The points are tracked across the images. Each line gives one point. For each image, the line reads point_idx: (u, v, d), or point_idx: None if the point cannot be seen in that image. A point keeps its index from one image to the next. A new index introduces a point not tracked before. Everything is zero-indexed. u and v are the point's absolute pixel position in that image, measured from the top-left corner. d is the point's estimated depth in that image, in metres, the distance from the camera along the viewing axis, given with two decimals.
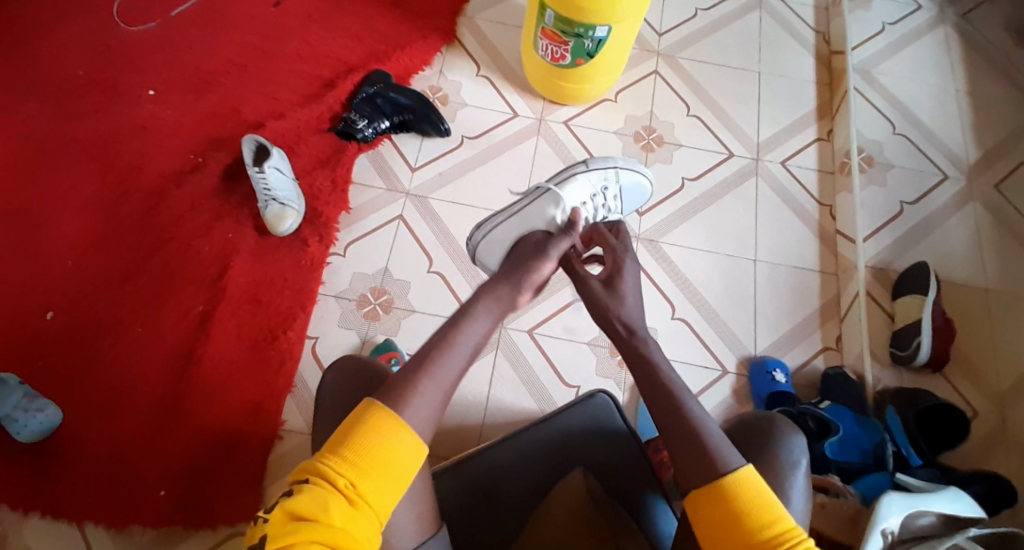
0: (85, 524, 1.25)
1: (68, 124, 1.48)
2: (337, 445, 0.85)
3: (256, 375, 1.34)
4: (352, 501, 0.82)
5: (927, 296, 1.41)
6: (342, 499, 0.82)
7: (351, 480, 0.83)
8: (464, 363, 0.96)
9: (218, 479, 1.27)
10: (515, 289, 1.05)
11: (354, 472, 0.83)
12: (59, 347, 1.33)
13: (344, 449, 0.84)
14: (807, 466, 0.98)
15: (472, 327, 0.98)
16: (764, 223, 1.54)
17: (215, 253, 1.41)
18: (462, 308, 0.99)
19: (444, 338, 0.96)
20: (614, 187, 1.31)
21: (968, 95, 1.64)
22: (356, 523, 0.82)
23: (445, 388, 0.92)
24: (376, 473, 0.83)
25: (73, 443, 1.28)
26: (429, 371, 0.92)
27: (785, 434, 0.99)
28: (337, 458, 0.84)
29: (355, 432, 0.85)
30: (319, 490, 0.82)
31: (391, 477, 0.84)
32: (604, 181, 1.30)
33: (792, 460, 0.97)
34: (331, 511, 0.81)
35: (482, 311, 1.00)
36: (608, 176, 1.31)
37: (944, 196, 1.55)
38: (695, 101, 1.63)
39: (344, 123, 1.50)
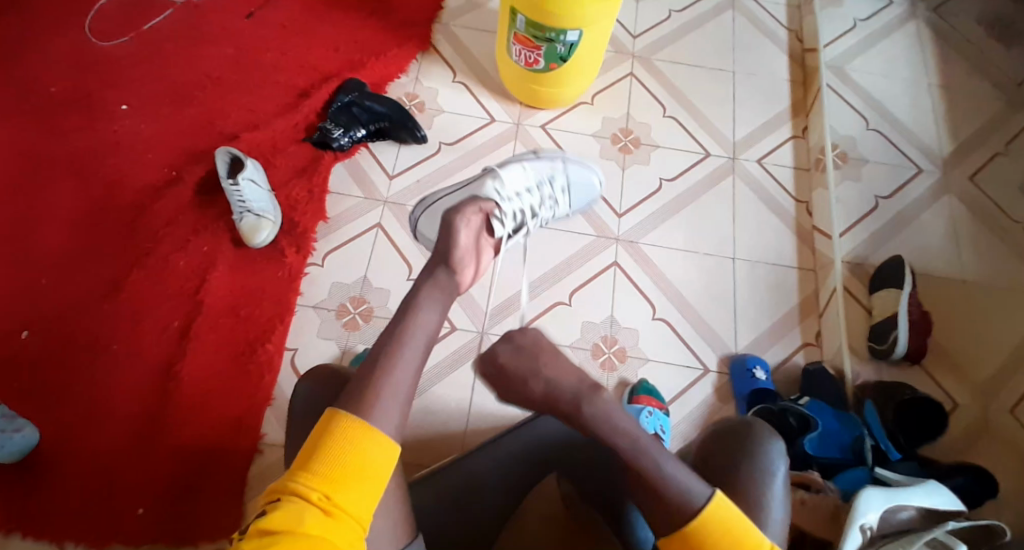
0: (65, 544, 1.23)
1: (42, 141, 1.47)
2: (306, 461, 0.84)
3: (235, 388, 1.33)
4: (329, 512, 0.82)
5: (903, 290, 1.42)
6: (318, 511, 0.81)
7: (326, 494, 0.82)
8: (419, 363, 0.94)
9: (199, 495, 1.26)
10: (453, 273, 1.03)
11: (327, 484, 0.83)
12: (37, 365, 1.32)
13: (315, 464, 0.84)
14: (784, 472, 0.98)
15: (421, 322, 0.96)
16: (742, 221, 1.55)
17: (193, 266, 1.40)
18: (407, 303, 0.98)
19: (396, 336, 0.95)
20: (561, 178, 1.38)
21: (942, 88, 1.65)
22: (337, 532, 0.81)
23: (403, 394, 0.91)
24: (350, 483, 0.83)
25: (52, 463, 1.27)
26: (387, 373, 0.91)
27: (765, 441, 0.99)
28: (308, 473, 0.83)
29: (326, 445, 0.85)
30: (295, 504, 0.81)
31: (366, 483, 0.84)
32: (551, 172, 1.37)
33: (770, 466, 0.97)
34: (309, 523, 0.80)
35: (425, 301, 0.98)
36: (556, 168, 1.38)
37: (919, 190, 1.57)
38: (670, 101, 1.63)
39: (320, 133, 1.49)
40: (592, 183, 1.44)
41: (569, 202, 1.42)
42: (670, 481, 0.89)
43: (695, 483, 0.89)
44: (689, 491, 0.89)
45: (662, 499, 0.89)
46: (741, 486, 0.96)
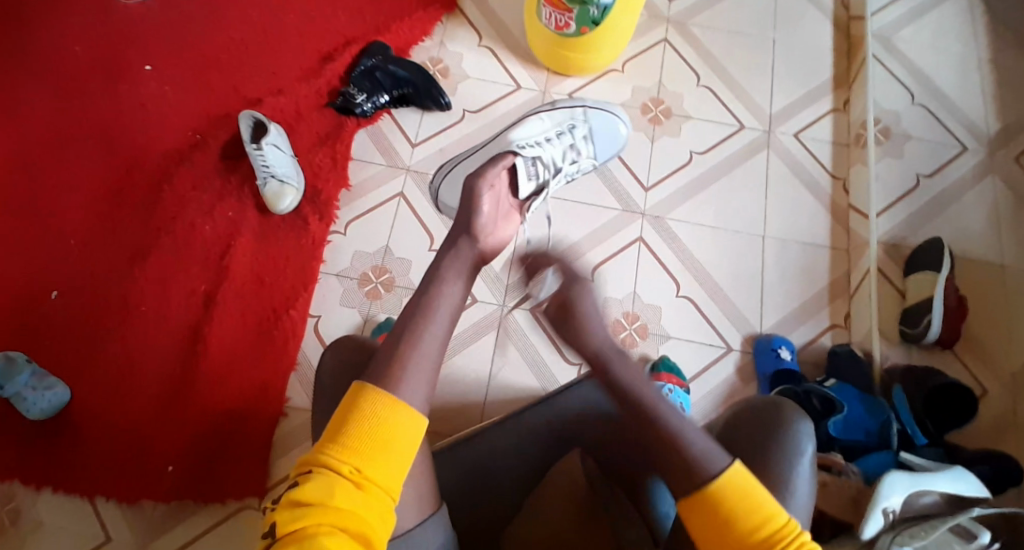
0: (96, 499, 1.27)
1: (69, 102, 1.47)
2: (336, 434, 0.84)
3: (260, 353, 1.35)
4: (360, 485, 0.82)
5: (939, 274, 1.37)
6: (349, 483, 0.81)
7: (357, 466, 0.82)
8: (445, 332, 0.94)
9: (225, 456, 1.29)
10: (476, 240, 1.03)
11: (356, 457, 0.83)
12: (65, 326, 1.34)
13: (345, 437, 0.84)
14: (812, 453, 0.97)
15: (443, 295, 0.96)
16: (774, 196, 1.50)
17: (218, 231, 1.40)
18: (432, 271, 0.98)
19: (421, 309, 0.94)
20: (583, 127, 1.41)
21: (993, 61, 1.57)
22: (368, 505, 0.81)
23: (432, 364, 0.91)
24: (379, 457, 0.84)
25: (83, 422, 1.30)
26: (413, 346, 0.91)
27: (792, 421, 0.98)
28: (338, 447, 0.83)
29: (355, 419, 0.85)
30: (325, 478, 0.81)
31: (395, 457, 0.84)
32: (569, 121, 1.40)
33: (798, 448, 0.96)
34: (340, 497, 0.80)
35: (450, 273, 0.98)
36: (576, 115, 1.41)
37: (963, 169, 1.50)
38: (705, 71, 1.58)
39: (343, 98, 1.47)
40: (617, 129, 1.45)
41: (594, 152, 1.43)
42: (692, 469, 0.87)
43: (717, 449, 0.87)
44: (708, 457, 0.87)
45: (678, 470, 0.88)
46: (769, 465, 0.95)
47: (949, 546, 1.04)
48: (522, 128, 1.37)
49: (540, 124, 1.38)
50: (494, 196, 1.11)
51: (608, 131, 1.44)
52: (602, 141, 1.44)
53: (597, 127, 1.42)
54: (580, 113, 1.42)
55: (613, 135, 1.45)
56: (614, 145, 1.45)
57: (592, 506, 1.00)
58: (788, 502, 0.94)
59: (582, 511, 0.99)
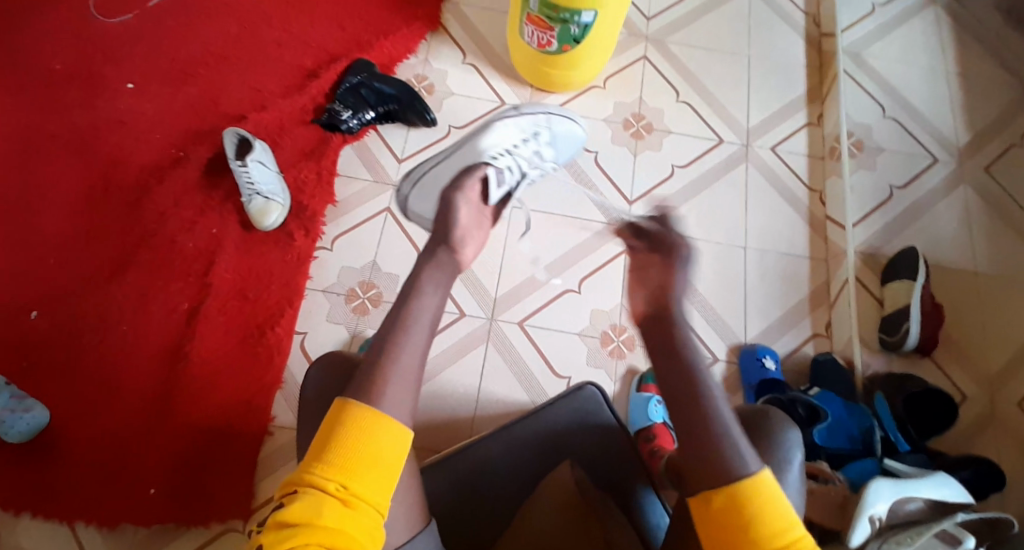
0: (75, 523, 1.24)
1: (46, 119, 1.46)
2: (321, 450, 0.83)
3: (244, 370, 1.33)
4: (348, 503, 0.80)
5: (915, 282, 1.41)
6: (336, 502, 0.80)
7: (342, 483, 0.81)
8: (426, 341, 0.92)
9: (209, 475, 1.27)
10: (454, 250, 1.00)
11: (341, 474, 0.81)
12: (44, 345, 1.32)
13: (328, 455, 0.82)
14: (801, 462, 0.98)
15: (423, 304, 0.93)
16: (754, 208, 1.53)
17: (201, 248, 1.39)
18: (409, 285, 0.95)
19: (397, 320, 0.92)
20: (547, 133, 1.36)
21: (959, 76, 1.62)
22: (356, 523, 0.80)
23: (415, 373, 0.89)
24: (364, 472, 0.82)
25: (62, 443, 1.27)
26: (394, 358, 0.89)
27: (781, 429, 0.99)
28: (322, 465, 0.82)
29: (337, 435, 0.83)
30: (312, 497, 0.80)
31: (381, 471, 0.83)
32: (535, 127, 1.34)
33: (788, 456, 0.97)
34: (327, 516, 0.79)
35: (430, 284, 0.95)
36: (538, 121, 1.35)
37: (934, 179, 1.55)
38: (684, 86, 1.61)
39: (329, 115, 1.47)
40: (574, 131, 1.41)
41: (554, 156, 1.40)
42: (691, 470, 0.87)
43: (747, 452, 0.85)
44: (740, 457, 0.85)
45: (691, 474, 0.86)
46: None
47: None
48: (488, 133, 1.27)
49: (507, 129, 1.29)
50: (472, 208, 1.08)
51: (569, 135, 1.41)
52: (562, 140, 1.40)
53: (558, 135, 1.39)
54: (543, 117, 1.36)
55: (570, 135, 1.41)
56: (574, 145, 1.43)
57: (589, 518, 0.97)
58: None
59: (581, 524, 0.97)
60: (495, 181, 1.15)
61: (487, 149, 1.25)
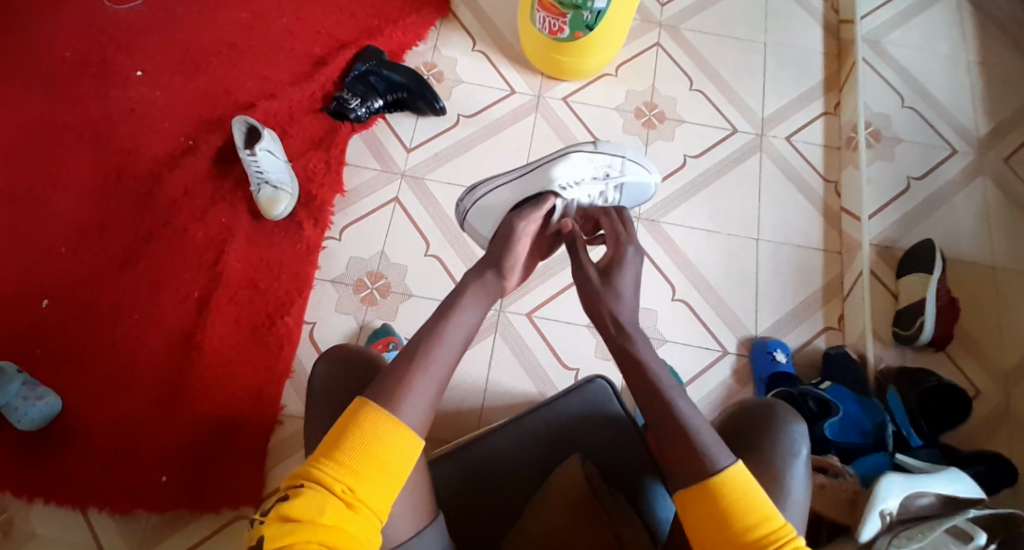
0: (87, 509, 1.25)
1: (57, 107, 1.46)
2: (331, 447, 0.82)
3: (255, 360, 1.33)
4: (351, 504, 0.80)
5: (931, 274, 1.38)
6: (340, 502, 0.79)
7: (349, 485, 0.80)
8: (456, 354, 0.91)
9: (219, 463, 1.27)
10: (502, 276, 1.00)
11: (349, 475, 0.81)
12: (56, 334, 1.32)
13: (339, 453, 0.82)
14: (807, 455, 0.96)
15: (459, 320, 0.93)
16: (768, 199, 1.51)
17: (211, 237, 1.39)
18: (449, 300, 0.94)
19: (429, 335, 0.91)
20: (617, 180, 1.21)
21: (981, 64, 1.59)
22: (355, 525, 0.79)
23: (437, 383, 0.88)
24: (372, 475, 0.81)
25: (74, 431, 1.28)
26: (424, 368, 0.88)
27: (786, 424, 0.97)
28: (331, 463, 0.81)
29: (351, 435, 0.83)
30: (316, 494, 0.79)
31: (388, 476, 0.82)
32: (608, 166, 1.19)
33: (792, 448, 0.96)
34: (330, 515, 0.78)
35: (469, 300, 0.95)
36: (615, 164, 1.20)
37: (952, 170, 1.51)
38: (698, 74, 1.58)
39: (337, 103, 1.46)
40: (648, 190, 1.26)
41: (619, 204, 1.25)
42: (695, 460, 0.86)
43: (718, 450, 0.86)
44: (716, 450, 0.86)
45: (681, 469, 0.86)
46: (766, 470, 0.94)
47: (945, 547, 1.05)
48: (563, 166, 1.15)
49: (583, 163, 1.16)
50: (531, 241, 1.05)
51: (640, 187, 1.25)
52: (630, 195, 1.26)
53: (630, 186, 1.23)
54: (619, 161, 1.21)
55: (640, 191, 1.26)
56: (641, 198, 1.27)
57: (596, 511, 0.97)
58: (784, 503, 0.93)
59: (587, 515, 0.96)
60: (558, 213, 1.10)
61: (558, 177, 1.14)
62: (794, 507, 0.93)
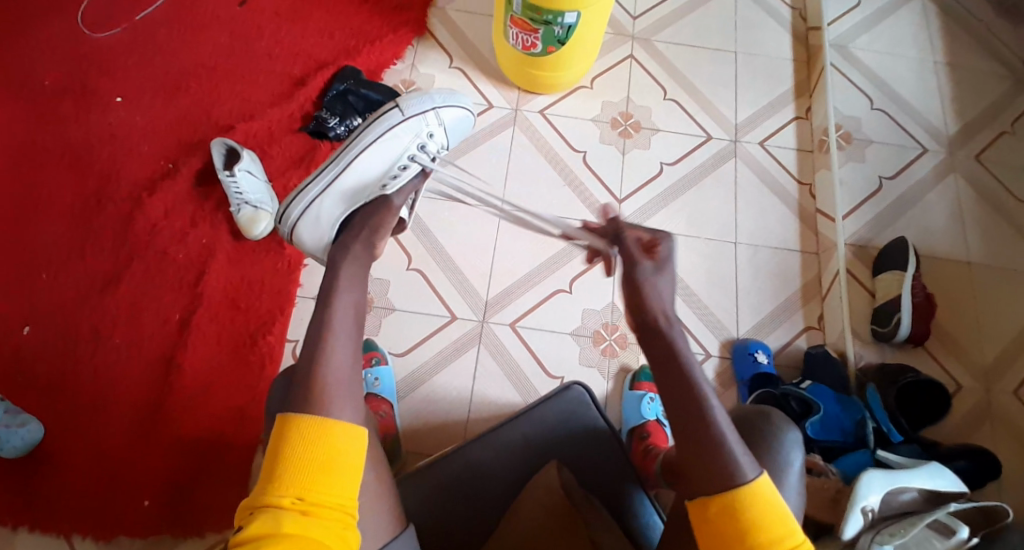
0: (71, 537, 1.24)
1: (39, 134, 1.46)
2: (271, 468, 0.82)
3: (237, 379, 1.33)
4: (306, 511, 0.80)
5: (906, 272, 1.39)
6: (296, 512, 0.79)
7: (300, 494, 0.80)
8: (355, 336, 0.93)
9: (203, 485, 1.26)
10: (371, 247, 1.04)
11: (298, 485, 0.81)
12: (39, 359, 1.32)
13: (281, 469, 0.81)
14: (800, 466, 0.97)
15: (341, 304, 0.94)
16: (744, 203, 1.52)
17: (193, 257, 1.39)
18: (326, 286, 0.96)
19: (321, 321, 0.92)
20: (438, 133, 1.21)
21: (948, 66, 1.61)
22: (319, 527, 0.79)
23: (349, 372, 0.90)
24: (321, 478, 0.81)
25: (57, 457, 1.27)
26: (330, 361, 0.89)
27: (780, 433, 0.97)
28: (276, 481, 0.81)
29: (289, 448, 0.83)
30: (271, 512, 0.79)
31: (337, 473, 0.83)
32: (425, 128, 1.19)
33: (787, 459, 0.96)
34: (290, 527, 0.78)
35: (345, 281, 0.97)
36: (427, 119, 1.19)
37: (924, 169, 1.53)
38: (671, 83, 1.60)
39: (316, 122, 1.47)
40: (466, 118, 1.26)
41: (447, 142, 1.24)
42: (712, 465, 0.85)
43: (746, 459, 0.85)
44: (739, 463, 0.85)
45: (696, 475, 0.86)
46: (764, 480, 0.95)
47: (929, 542, 1.05)
48: (369, 154, 1.15)
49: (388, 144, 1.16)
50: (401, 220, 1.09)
51: (459, 122, 1.24)
52: (455, 130, 1.25)
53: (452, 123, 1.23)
54: (431, 114, 1.20)
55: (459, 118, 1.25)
56: (463, 124, 1.26)
57: (573, 519, 0.97)
58: None
59: (566, 527, 0.96)
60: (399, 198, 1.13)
61: (366, 169, 1.14)
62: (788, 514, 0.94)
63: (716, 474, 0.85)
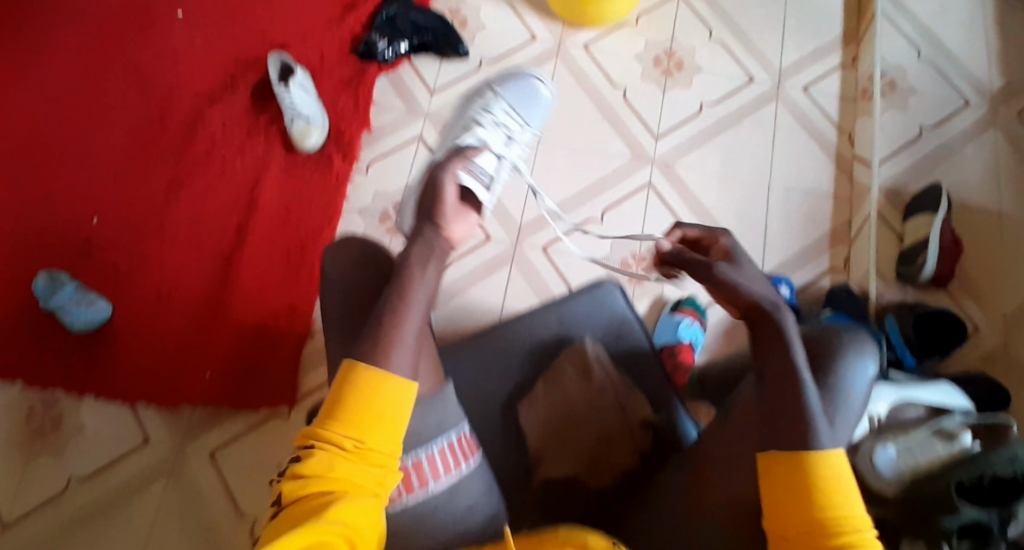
0: (137, 405, 1.39)
1: (106, 43, 1.55)
2: (333, 408, 0.80)
3: (287, 278, 1.43)
4: (361, 457, 0.78)
5: (936, 213, 1.39)
6: (349, 457, 0.78)
7: (357, 439, 0.78)
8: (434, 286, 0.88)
9: (258, 366, 1.39)
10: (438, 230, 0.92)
11: (355, 431, 0.79)
12: (105, 249, 1.44)
13: (343, 411, 0.79)
14: (872, 378, 0.90)
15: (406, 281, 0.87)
16: (781, 146, 1.54)
17: (248, 166, 1.48)
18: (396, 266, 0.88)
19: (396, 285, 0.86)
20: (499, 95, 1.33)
21: (1000, 20, 1.59)
22: (370, 476, 0.78)
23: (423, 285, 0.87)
24: (377, 430, 0.79)
25: (122, 338, 1.40)
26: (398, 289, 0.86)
27: (853, 347, 0.90)
28: (336, 421, 0.79)
29: (352, 391, 0.80)
30: (325, 453, 0.78)
31: (393, 426, 0.80)
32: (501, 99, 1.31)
33: (858, 369, 0.89)
34: (338, 471, 0.77)
35: (413, 258, 0.89)
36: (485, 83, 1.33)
37: (964, 122, 1.52)
38: (717, 25, 1.62)
39: (366, 45, 1.54)
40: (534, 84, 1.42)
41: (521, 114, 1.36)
42: (786, 399, 0.81)
43: (816, 402, 0.80)
44: (814, 415, 0.80)
45: (763, 414, 0.82)
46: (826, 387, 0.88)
47: (932, 444, 1.06)
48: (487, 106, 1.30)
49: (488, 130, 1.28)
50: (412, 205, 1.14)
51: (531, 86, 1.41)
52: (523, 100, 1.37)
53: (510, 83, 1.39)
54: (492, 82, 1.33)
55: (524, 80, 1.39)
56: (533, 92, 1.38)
57: (600, 395, 1.00)
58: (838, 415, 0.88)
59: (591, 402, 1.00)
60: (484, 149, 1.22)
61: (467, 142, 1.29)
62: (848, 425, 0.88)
63: (782, 434, 0.80)
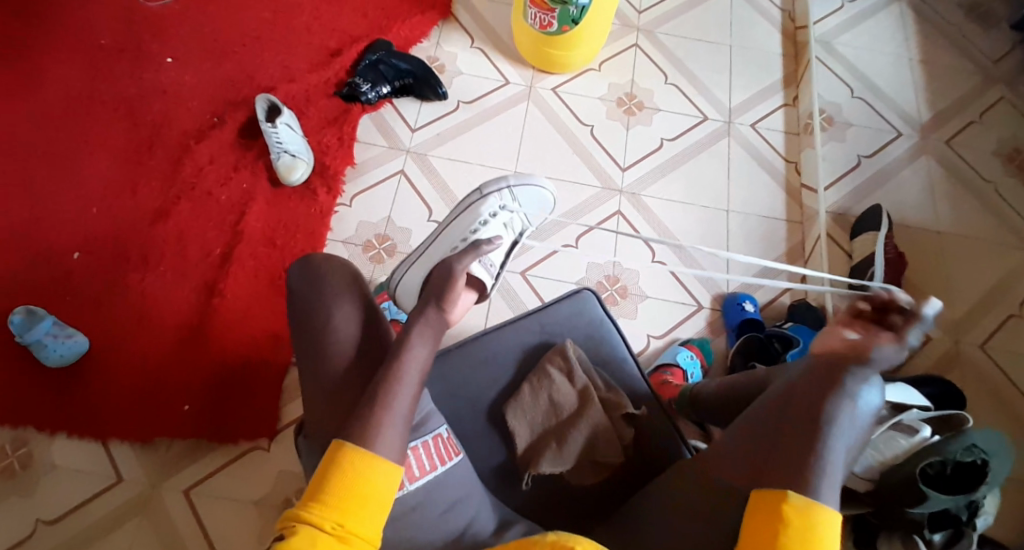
0: (111, 441, 1.35)
1: (95, 86, 1.60)
2: (315, 491, 0.86)
3: (272, 307, 1.45)
4: (341, 538, 0.84)
5: (879, 232, 1.53)
6: (330, 537, 0.84)
7: (338, 521, 0.85)
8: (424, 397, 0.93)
9: (240, 395, 1.38)
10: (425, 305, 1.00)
11: (336, 512, 0.85)
12: (86, 282, 1.44)
13: (325, 494, 0.86)
14: (862, 414, 0.92)
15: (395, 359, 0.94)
16: (736, 175, 1.67)
17: (234, 199, 1.52)
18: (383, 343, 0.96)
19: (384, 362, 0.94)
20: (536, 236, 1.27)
21: (922, 63, 1.78)
22: None
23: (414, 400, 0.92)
24: (357, 508, 0.86)
25: (99, 370, 1.38)
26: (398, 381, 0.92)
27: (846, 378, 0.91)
28: (319, 503, 0.85)
29: (331, 475, 0.87)
30: (306, 533, 0.83)
31: (371, 504, 0.87)
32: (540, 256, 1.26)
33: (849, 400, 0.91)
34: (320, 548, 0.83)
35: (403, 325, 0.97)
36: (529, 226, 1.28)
37: (898, 151, 1.68)
38: (672, 70, 1.76)
39: (349, 88, 1.62)
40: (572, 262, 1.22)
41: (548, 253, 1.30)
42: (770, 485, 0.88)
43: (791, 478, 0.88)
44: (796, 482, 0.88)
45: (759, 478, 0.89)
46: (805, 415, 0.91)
47: (894, 441, 1.09)
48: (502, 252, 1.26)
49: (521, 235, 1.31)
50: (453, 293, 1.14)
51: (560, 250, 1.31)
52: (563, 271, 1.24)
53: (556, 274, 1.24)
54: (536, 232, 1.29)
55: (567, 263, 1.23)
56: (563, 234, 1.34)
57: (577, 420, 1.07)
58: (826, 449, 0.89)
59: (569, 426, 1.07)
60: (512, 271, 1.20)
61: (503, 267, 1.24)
62: (836, 457, 0.90)
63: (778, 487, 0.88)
